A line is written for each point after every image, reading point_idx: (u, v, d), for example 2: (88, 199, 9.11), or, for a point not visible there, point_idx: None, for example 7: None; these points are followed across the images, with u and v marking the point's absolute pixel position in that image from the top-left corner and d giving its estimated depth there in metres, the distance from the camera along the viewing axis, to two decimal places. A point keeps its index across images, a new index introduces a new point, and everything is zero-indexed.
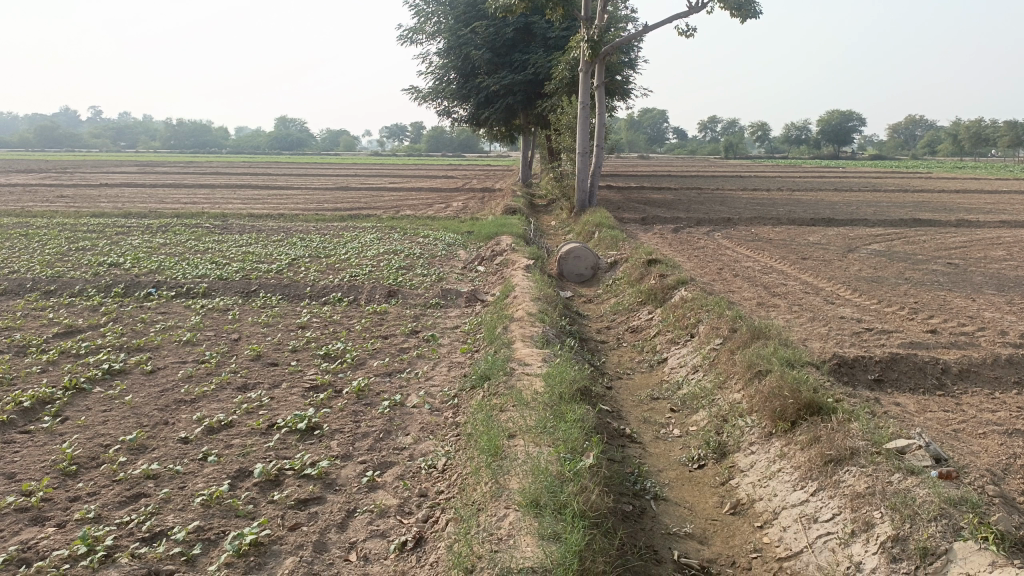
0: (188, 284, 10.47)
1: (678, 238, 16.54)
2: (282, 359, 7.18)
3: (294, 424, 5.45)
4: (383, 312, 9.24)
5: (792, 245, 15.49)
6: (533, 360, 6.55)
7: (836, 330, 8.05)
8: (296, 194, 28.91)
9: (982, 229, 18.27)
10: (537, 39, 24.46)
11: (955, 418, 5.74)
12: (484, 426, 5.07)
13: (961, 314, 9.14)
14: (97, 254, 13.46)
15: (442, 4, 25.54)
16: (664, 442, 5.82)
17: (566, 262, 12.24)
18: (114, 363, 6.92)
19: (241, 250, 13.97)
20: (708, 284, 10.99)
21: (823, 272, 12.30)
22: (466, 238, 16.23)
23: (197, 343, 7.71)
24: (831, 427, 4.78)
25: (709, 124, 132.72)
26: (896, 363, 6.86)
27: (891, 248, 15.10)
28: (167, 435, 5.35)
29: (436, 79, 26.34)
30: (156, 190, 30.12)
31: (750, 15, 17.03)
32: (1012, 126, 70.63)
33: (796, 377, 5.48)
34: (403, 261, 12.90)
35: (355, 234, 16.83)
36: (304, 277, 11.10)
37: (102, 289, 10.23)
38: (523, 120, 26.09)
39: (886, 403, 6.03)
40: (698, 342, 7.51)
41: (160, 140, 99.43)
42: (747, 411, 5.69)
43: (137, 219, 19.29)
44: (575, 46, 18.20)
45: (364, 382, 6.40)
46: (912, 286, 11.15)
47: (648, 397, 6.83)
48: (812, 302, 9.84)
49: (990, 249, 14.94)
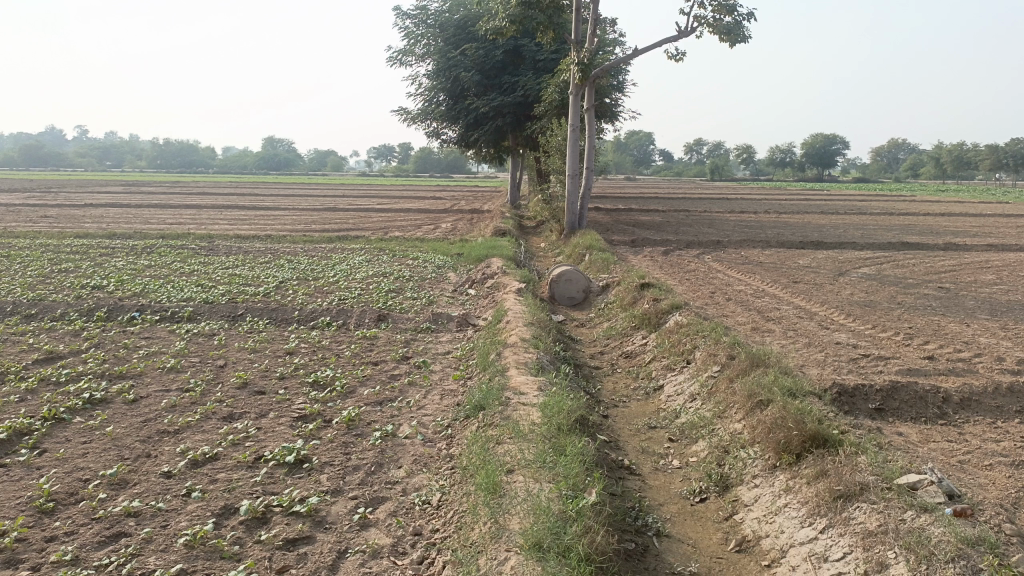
0: (173, 307, 10.26)
1: (668, 261, 16.47)
2: (269, 387, 6.98)
3: (282, 457, 5.26)
4: (372, 337, 9.05)
5: (782, 268, 15.45)
6: (529, 388, 6.38)
7: (833, 357, 7.94)
8: (284, 215, 28.73)
9: (970, 252, 18.33)
10: (526, 61, 24.53)
11: (960, 449, 5.61)
12: (480, 460, 4.90)
13: (957, 339, 9.06)
14: (81, 276, 13.23)
15: (432, 26, 25.59)
16: (664, 475, 5.66)
17: (557, 285, 12.10)
18: (95, 392, 6.69)
19: (227, 272, 13.77)
20: (701, 308, 10.89)
21: (815, 296, 12.25)
22: (455, 261, 16.08)
23: (181, 370, 7.50)
24: (837, 461, 4.66)
25: (695, 147, 133.87)
26: (896, 391, 6.74)
27: (881, 271, 15.08)
28: (149, 468, 5.15)
29: (426, 101, 26.34)
30: (141, 210, 29.90)
31: (738, 39, 17.13)
32: (993, 149, 71.56)
33: (800, 408, 5.35)
34: (392, 284, 12.73)
35: (343, 256, 16.64)
36: (292, 301, 10.91)
37: (84, 313, 10.00)
38: (512, 141, 26.09)
39: (889, 433, 5.90)
40: (695, 369, 7.37)
41: (146, 160, 99.15)
42: (749, 442, 5.55)
43: (121, 240, 19.04)
44: (565, 68, 18.21)
45: (354, 411, 6.21)
46: (905, 310, 11.09)
47: (645, 426, 6.68)
48: (806, 326, 9.75)
49: (980, 273, 14.96)
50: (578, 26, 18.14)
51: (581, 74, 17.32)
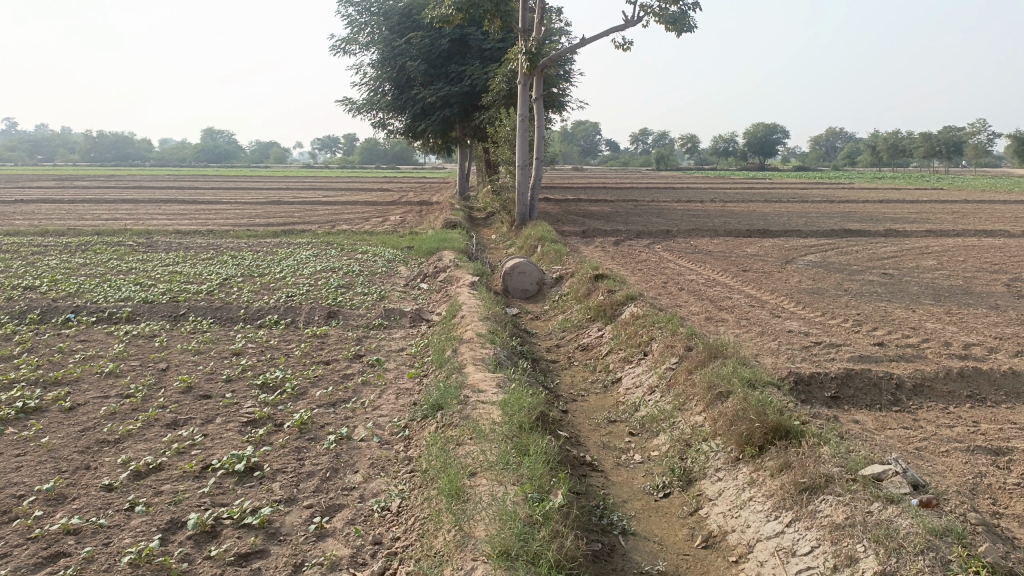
0: (111, 307, 9.82)
1: (620, 252, 16.49)
2: (215, 391, 6.68)
3: (231, 465, 5.02)
4: (323, 335, 8.79)
5: (732, 257, 15.60)
6: (487, 386, 6.23)
7: (787, 345, 8.00)
8: (226, 209, 27.94)
9: (910, 238, 18.81)
10: (472, 50, 24.31)
11: (915, 436, 5.68)
12: (441, 463, 4.74)
13: (904, 325, 9.23)
14: (11, 276, 12.59)
15: (376, 14, 25.13)
16: (626, 470, 5.58)
17: (511, 278, 11.97)
18: (29, 400, 6.32)
19: (168, 270, 13.27)
20: (655, 298, 10.90)
21: (765, 284, 12.36)
22: (406, 254, 15.82)
23: (121, 375, 7.14)
24: (801, 453, 4.63)
25: (640, 137, 135.50)
26: (851, 379, 6.79)
27: (826, 258, 15.35)
28: (89, 481, 4.86)
29: (371, 91, 25.90)
30: (75, 206, 28.81)
31: (684, 29, 17.18)
32: (926, 137, 73.94)
33: (761, 399, 5.33)
34: (342, 279, 12.44)
35: (289, 251, 16.21)
36: (237, 299, 10.55)
37: (16, 315, 9.50)
38: (460, 132, 25.83)
39: (846, 422, 5.93)
40: (653, 361, 7.32)
41: (80, 153, 95.91)
42: (711, 435, 5.50)
43: (54, 238, 18.22)
44: (512, 57, 18.03)
45: (307, 414, 5.98)
46: (853, 297, 11.28)
47: (605, 420, 6.60)
48: (759, 315, 9.81)
49: (921, 259, 15.33)
50: (525, 15, 17.97)
51: (529, 63, 17.16)
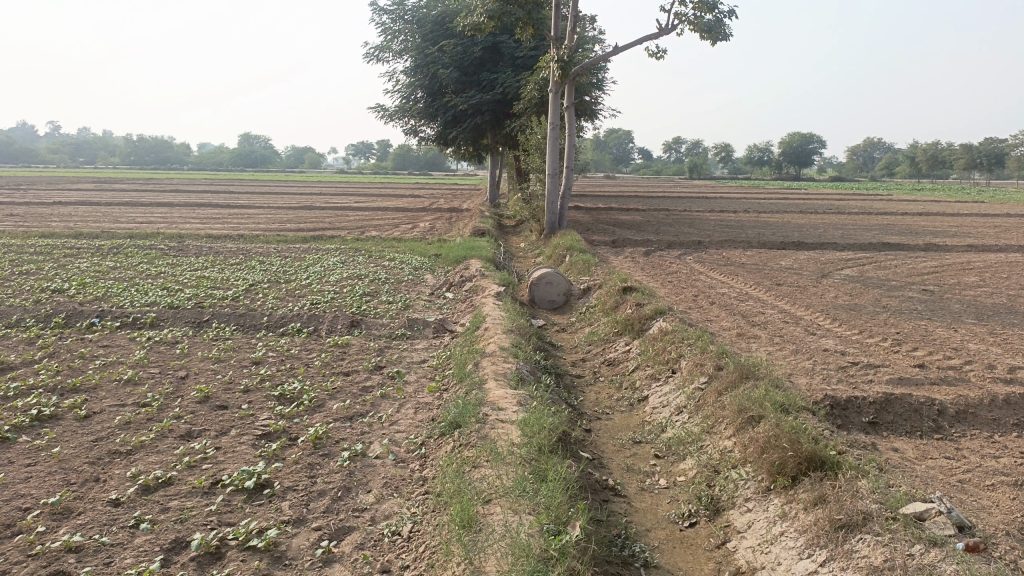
0: (135, 313, 9.79)
1: (649, 262, 16.23)
2: (232, 401, 6.56)
3: (241, 482, 4.87)
4: (344, 345, 8.65)
5: (765, 270, 15.23)
6: (508, 404, 6.02)
7: (822, 365, 7.69)
8: (257, 213, 28.14)
9: (950, 253, 18.26)
10: (504, 58, 24.20)
11: (958, 467, 5.36)
12: (455, 487, 4.54)
13: (946, 345, 8.85)
14: (42, 278, 12.69)
15: (410, 22, 25.13)
16: (651, 495, 5.33)
17: (538, 288, 11.77)
18: (44, 408, 6.25)
19: (195, 275, 13.28)
20: (685, 312, 10.63)
21: (799, 299, 12.00)
22: (433, 262, 15.70)
23: (139, 383, 7.05)
24: (836, 486, 4.36)
25: (674, 145, 134.79)
26: (890, 404, 6.46)
27: (863, 273, 14.92)
28: (96, 495, 4.74)
29: (403, 97, 25.91)
30: (112, 208, 29.25)
31: (719, 38, 16.88)
32: (967, 149, 72.43)
33: (794, 425, 5.06)
34: (367, 287, 12.35)
35: (317, 257, 16.18)
36: (261, 306, 10.48)
37: (41, 319, 9.52)
38: (491, 139, 25.72)
39: (884, 450, 5.64)
40: (681, 380, 7.05)
41: (120, 157, 97.83)
42: (740, 461, 5.24)
43: (87, 241, 18.41)
44: (544, 65, 17.84)
45: (322, 429, 5.81)
46: (891, 314, 10.89)
47: (630, 441, 6.36)
48: (792, 332, 9.49)
49: (963, 275, 14.83)
50: (558, 23, 17.81)
51: (561, 71, 16.96)
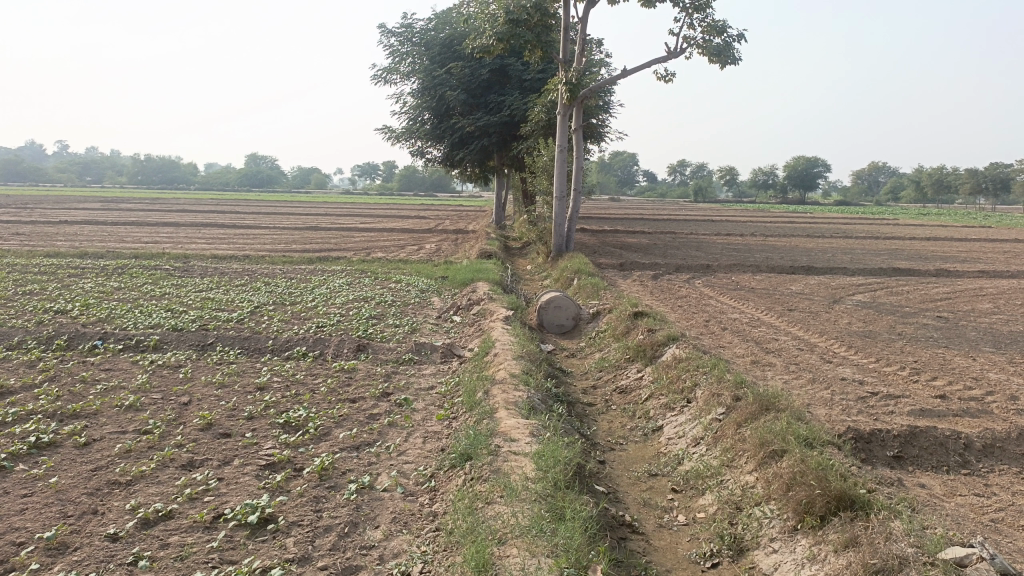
0: (138, 335, 9.63)
1: (658, 286, 16.06)
2: (235, 429, 6.38)
3: (244, 516, 4.67)
4: (350, 370, 8.46)
5: (776, 294, 15.05)
6: (520, 434, 5.83)
7: (841, 395, 7.48)
8: (263, 234, 28.09)
9: (961, 279, 18.05)
10: (512, 81, 24.22)
11: (990, 505, 5.15)
12: (468, 525, 4.35)
13: (966, 375, 8.63)
14: (45, 299, 12.57)
15: (418, 45, 25.19)
16: (670, 533, 5.12)
17: (546, 312, 11.60)
18: (43, 435, 6.07)
19: (200, 296, 13.13)
20: (697, 338, 10.44)
21: (812, 326, 11.79)
22: (440, 284, 15.55)
23: (141, 409, 6.87)
24: (869, 528, 4.18)
25: (679, 168, 135.17)
26: (915, 437, 6.24)
27: (875, 299, 14.72)
28: (94, 529, 4.55)
29: (410, 119, 25.93)
30: (117, 228, 29.23)
31: (729, 61, 16.82)
32: (973, 174, 72.29)
33: (820, 462, 4.88)
34: (374, 309, 12.19)
35: (323, 278, 16.05)
36: (266, 329, 10.31)
37: (43, 341, 9.37)
38: (498, 161, 25.68)
39: (912, 486, 5.43)
40: (697, 410, 6.86)
41: (127, 176, 98.33)
42: (764, 498, 5.04)
43: (93, 260, 18.31)
44: (552, 88, 17.79)
45: (328, 459, 5.62)
46: (907, 342, 10.68)
47: (645, 474, 6.15)
48: (808, 360, 9.28)
49: (977, 301, 14.61)
50: (566, 46, 17.77)
51: (570, 94, 16.90)
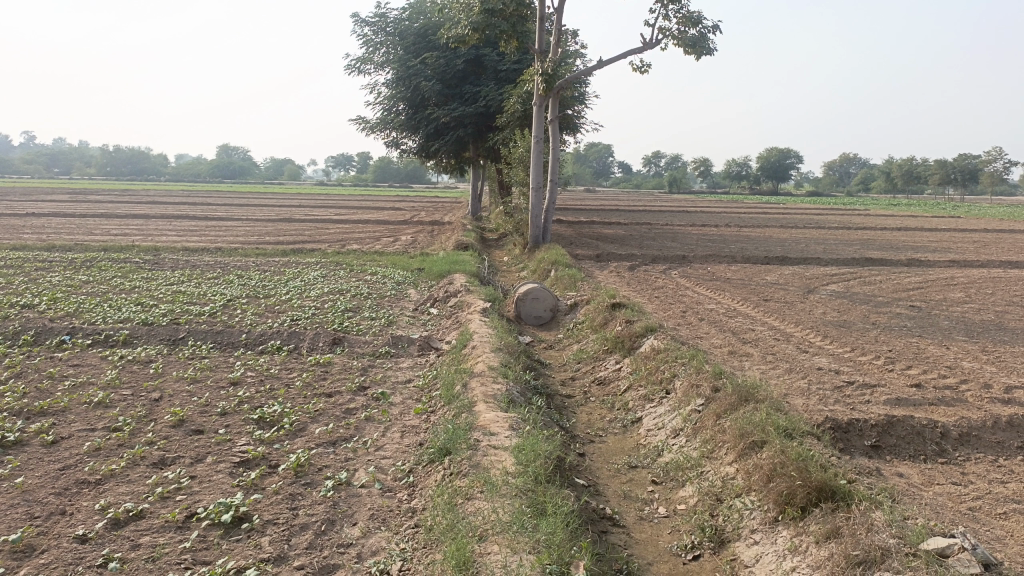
0: (108, 330, 9.42)
1: (635, 277, 16.07)
2: (208, 425, 6.24)
3: (218, 515, 4.56)
4: (326, 364, 8.34)
5: (752, 285, 15.11)
6: (500, 428, 5.77)
7: (818, 385, 7.50)
8: (236, 226, 27.74)
9: (933, 269, 18.25)
10: (487, 71, 24.07)
11: (967, 493, 5.17)
12: (448, 522, 4.28)
13: (940, 364, 8.69)
14: (11, 293, 12.27)
15: (392, 34, 24.93)
16: (651, 525, 5.09)
17: (524, 304, 11.54)
18: (9, 433, 5.90)
19: (172, 290, 12.89)
20: (675, 329, 10.44)
21: (788, 316, 11.85)
22: (417, 276, 15.43)
23: (111, 406, 6.71)
24: (849, 518, 4.18)
25: (654, 160, 135.84)
26: (892, 427, 6.27)
27: (850, 289, 14.83)
28: (62, 531, 4.41)
29: (385, 109, 25.69)
30: (86, 220, 28.68)
31: (704, 52, 16.81)
32: (943, 165, 73.36)
33: (801, 453, 4.88)
34: (350, 302, 12.05)
35: (297, 271, 15.85)
36: (240, 323, 10.14)
37: (9, 336, 9.14)
38: (473, 152, 25.53)
39: (890, 476, 5.45)
40: (676, 401, 6.84)
41: (96, 167, 96.72)
42: (745, 490, 5.03)
43: (61, 254, 17.94)
44: (528, 78, 17.68)
45: (304, 455, 5.52)
46: (882, 331, 10.76)
47: (625, 466, 6.12)
48: (785, 350, 9.30)
49: (948, 290, 14.80)
50: (542, 36, 17.64)
51: (546, 85, 16.80)
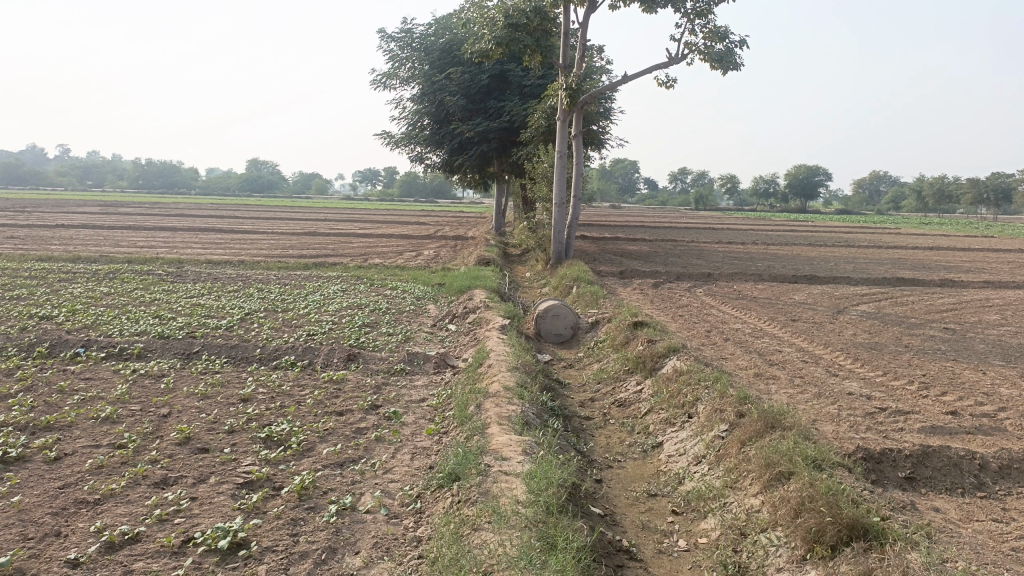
0: (122, 342, 9.34)
1: (659, 295, 15.78)
2: (214, 444, 6.08)
3: (215, 541, 4.37)
4: (339, 381, 8.16)
5: (779, 304, 14.75)
6: (512, 452, 5.53)
7: (848, 411, 7.17)
8: (260, 239, 27.85)
9: (967, 289, 17.74)
10: (512, 86, 23.97)
11: (1009, 532, 4.83)
12: (453, 554, 4.06)
13: (978, 391, 8.30)
14: (32, 304, 12.28)
15: (417, 50, 24.95)
16: (670, 559, 4.81)
17: (544, 321, 11.31)
18: (12, 449, 5.78)
19: (191, 302, 12.84)
20: (699, 349, 10.14)
21: (816, 337, 11.49)
22: (437, 291, 15.27)
23: (118, 422, 6.57)
24: (883, 560, 3.91)
25: (680, 176, 135.28)
26: (927, 457, 5.94)
27: (881, 309, 14.40)
28: (54, 554, 4.25)
29: (410, 124, 25.70)
30: (114, 232, 28.97)
31: (731, 67, 16.55)
32: (975, 184, 72.11)
33: (830, 486, 4.60)
34: (368, 317, 11.89)
35: (317, 284, 15.77)
36: (255, 337, 10.02)
37: (24, 348, 9.07)
38: (497, 167, 25.43)
39: (925, 510, 5.14)
40: (699, 426, 6.56)
41: (127, 180, 98.28)
42: (770, 524, 4.76)
43: (85, 265, 18.02)
44: (552, 93, 17.51)
45: (309, 478, 5.32)
46: (914, 354, 10.37)
47: (645, 494, 5.85)
48: (813, 373, 8.96)
49: (984, 313, 14.32)
50: (567, 51, 17.48)
51: (570, 100, 16.61)
